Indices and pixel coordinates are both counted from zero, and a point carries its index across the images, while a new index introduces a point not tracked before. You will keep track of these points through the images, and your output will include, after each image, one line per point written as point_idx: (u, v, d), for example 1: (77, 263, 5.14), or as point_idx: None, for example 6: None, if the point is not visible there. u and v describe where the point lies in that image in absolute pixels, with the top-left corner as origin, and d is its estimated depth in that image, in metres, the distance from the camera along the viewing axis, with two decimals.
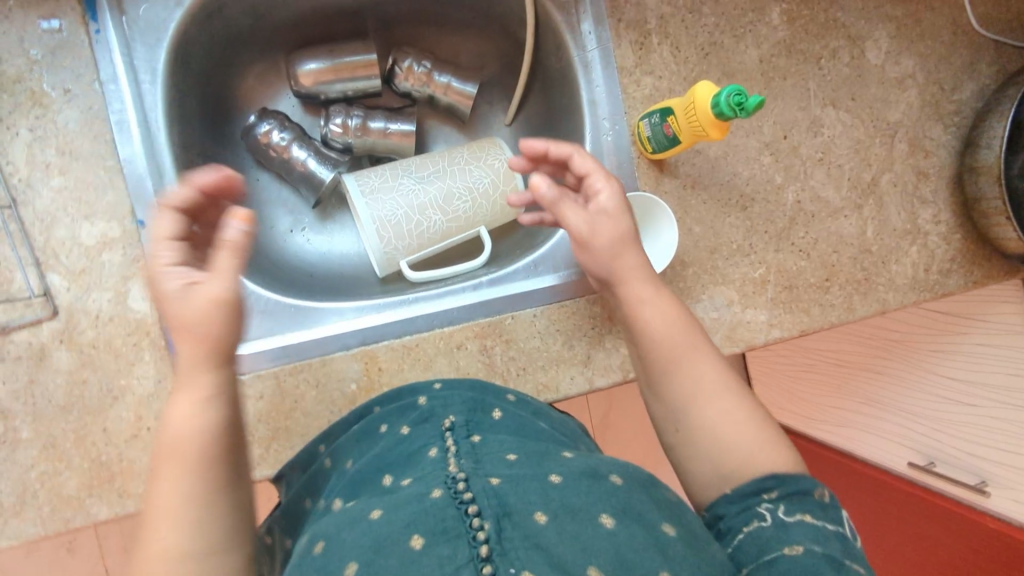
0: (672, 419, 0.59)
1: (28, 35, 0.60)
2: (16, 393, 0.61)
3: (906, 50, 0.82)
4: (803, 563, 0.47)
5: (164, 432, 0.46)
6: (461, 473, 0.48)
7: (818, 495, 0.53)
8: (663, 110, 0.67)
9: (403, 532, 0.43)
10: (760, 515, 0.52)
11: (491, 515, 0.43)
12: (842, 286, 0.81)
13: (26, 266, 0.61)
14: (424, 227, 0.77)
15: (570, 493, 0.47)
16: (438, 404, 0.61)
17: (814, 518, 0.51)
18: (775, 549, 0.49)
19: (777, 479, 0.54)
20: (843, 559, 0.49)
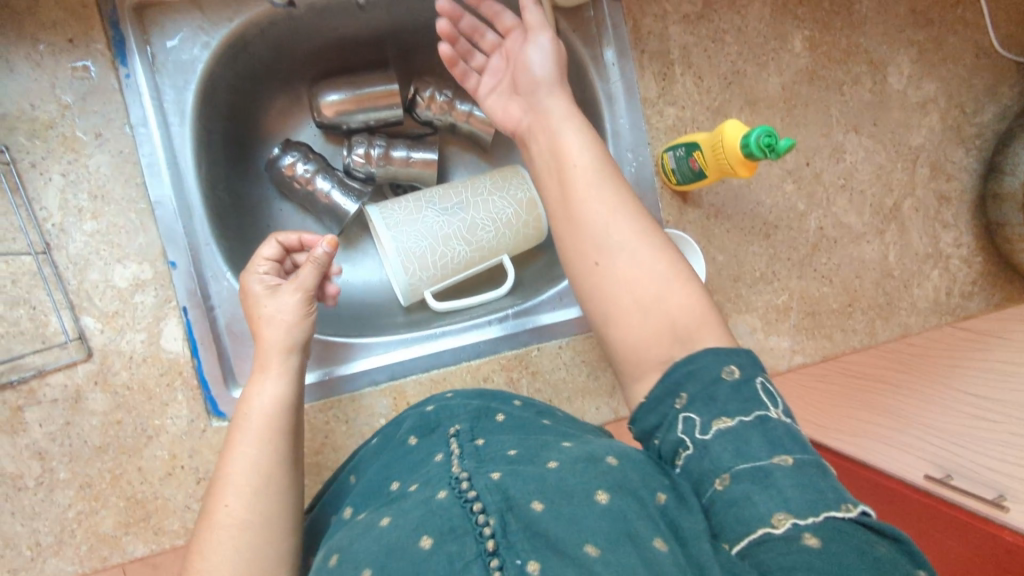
0: (591, 251, 0.57)
1: (59, 81, 0.60)
2: (53, 434, 0.62)
3: (928, 74, 0.81)
4: (733, 496, 0.45)
5: (247, 404, 0.59)
6: (463, 473, 0.48)
7: (725, 377, 0.50)
8: (688, 145, 0.67)
9: (411, 534, 0.43)
10: (682, 440, 0.49)
11: (495, 510, 0.43)
12: (864, 311, 0.82)
13: (60, 309, 0.61)
14: (448, 258, 0.77)
15: (568, 476, 0.47)
16: (444, 411, 0.61)
17: (729, 418, 0.48)
18: (709, 485, 0.47)
19: (686, 377, 0.51)
20: (769, 461, 0.46)
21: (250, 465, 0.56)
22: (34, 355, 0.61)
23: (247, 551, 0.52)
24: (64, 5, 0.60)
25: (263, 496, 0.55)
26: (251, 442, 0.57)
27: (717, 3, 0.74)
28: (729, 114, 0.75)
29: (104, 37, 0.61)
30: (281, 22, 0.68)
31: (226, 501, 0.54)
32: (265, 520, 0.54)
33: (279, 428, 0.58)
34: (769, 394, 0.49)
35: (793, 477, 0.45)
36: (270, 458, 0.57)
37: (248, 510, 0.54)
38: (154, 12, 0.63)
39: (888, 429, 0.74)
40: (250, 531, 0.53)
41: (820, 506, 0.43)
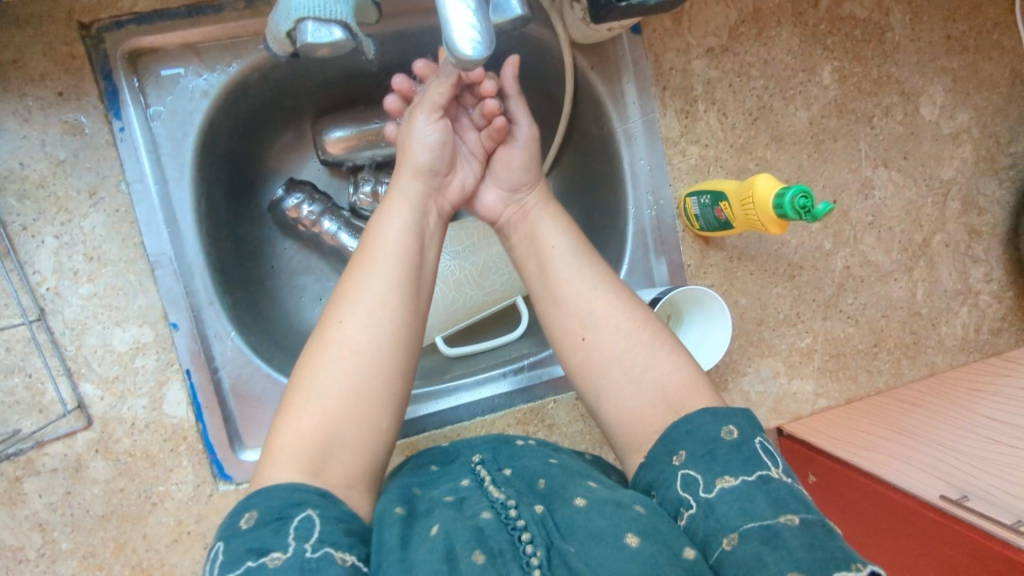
0: (575, 326, 0.56)
1: (49, 139, 0.57)
2: (53, 505, 0.59)
3: (962, 104, 0.77)
4: (743, 556, 0.42)
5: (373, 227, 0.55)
6: (508, 501, 0.49)
7: (725, 436, 0.47)
8: (715, 194, 0.64)
9: (463, 548, 0.44)
10: (685, 500, 0.46)
11: (542, 544, 0.45)
12: (891, 351, 0.79)
13: (57, 376, 0.58)
14: (460, 302, 0.75)
15: (595, 516, 0.46)
16: (463, 444, 0.61)
17: (732, 477, 0.45)
18: (716, 544, 0.44)
19: (684, 435, 0.48)
20: (776, 519, 0.43)
21: (374, 292, 0.51)
22: (31, 426, 0.58)
23: (359, 379, 0.49)
24: (52, 55, 0.57)
25: (386, 329, 0.51)
26: (377, 270, 0.52)
27: (743, 34, 0.70)
28: (754, 151, 0.72)
29: (96, 89, 0.58)
30: (283, 64, 0.64)
31: (341, 319, 0.50)
32: (381, 356, 0.50)
33: (408, 260, 0.53)
34: (769, 453, 0.47)
35: (802, 536, 0.42)
36: (396, 287, 0.52)
37: (368, 338, 0.50)
38: (149, 60, 0.59)
39: (903, 448, 0.72)
40: (366, 360, 0.49)
41: (830, 565, 0.40)
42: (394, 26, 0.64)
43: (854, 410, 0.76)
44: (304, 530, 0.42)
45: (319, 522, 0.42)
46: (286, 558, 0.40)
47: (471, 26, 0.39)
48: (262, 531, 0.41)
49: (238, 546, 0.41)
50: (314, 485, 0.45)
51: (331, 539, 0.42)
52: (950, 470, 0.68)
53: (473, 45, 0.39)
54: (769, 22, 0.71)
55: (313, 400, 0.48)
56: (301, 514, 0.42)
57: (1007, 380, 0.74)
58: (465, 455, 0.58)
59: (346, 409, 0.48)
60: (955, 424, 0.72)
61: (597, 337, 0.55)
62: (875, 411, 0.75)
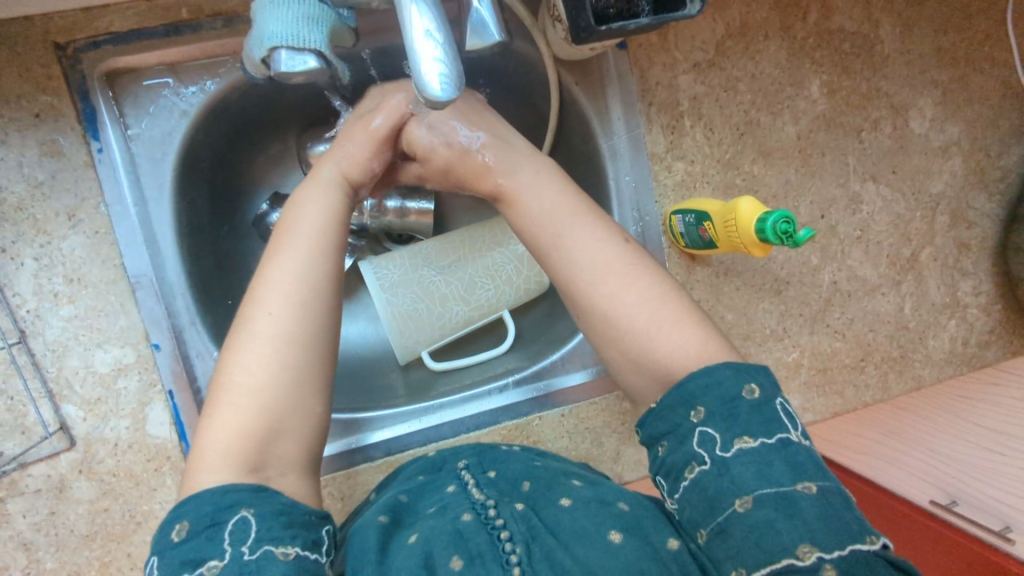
0: (571, 305, 0.54)
1: (27, 160, 0.57)
2: (38, 525, 0.59)
3: (952, 117, 0.76)
4: (754, 521, 0.43)
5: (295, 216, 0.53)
6: (489, 500, 0.51)
7: (745, 395, 0.46)
8: (698, 214, 0.64)
9: (443, 552, 0.46)
10: (698, 454, 0.46)
11: (521, 540, 0.46)
12: (877, 365, 0.78)
13: (38, 398, 0.58)
14: (445, 318, 0.75)
15: (580, 517, 0.49)
16: (449, 452, 0.61)
17: (752, 438, 0.45)
18: (726, 504, 0.44)
19: (702, 389, 0.47)
20: (793, 487, 0.43)
21: (294, 276, 0.50)
22: (14, 447, 0.58)
23: (286, 368, 0.48)
24: (28, 77, 0.56)
25: (307, 312, 0.50)
26: (296, 255, 0.51)
27: (729, 49, 0.70)
28: (741, 166, 0.71)
29: (74, 110, 0.58)
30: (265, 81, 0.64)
31: (268, 309, 0.49)
32: (305, 340, 0.49)
33: (328, 240, 0.53)
34: (789, 415, 0.47)
35: (819, 507, 0.42)
36: (317, 269, 0.51)
37: (297, 326, 0.49)
38: (128, 80, 0.59)
39: (894, 452, 0.71)
40: (289, 348, 0.49)
41: (845, 539, 0.41)
42: (378, 43, 0.63)
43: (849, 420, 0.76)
44: (240, 532, 0.43)
45: (254, 521, 0.43)
46: (224, 564, 0.41)
47: (437, 60, 0.39)
48: (196, 541, 0.42)
49: (173, 559, 0.42)
50: (249, 486, 0.45)
51: (270, 535, 0.43)
52: (943, 474, 0.68)
53: (439, 78, 0.38)
54: (756, 36, 0.70)
55: (241, 393, 0.47)
56: (235, 518, 0.43)
57: (996, 389, 0.74)
58: (451, 460, 0.59)
59: (272, 400, 0.48)
60: (947, 429, 0.72)
61: (587, 317, 0.53)
62: (871, 420, 0.75)
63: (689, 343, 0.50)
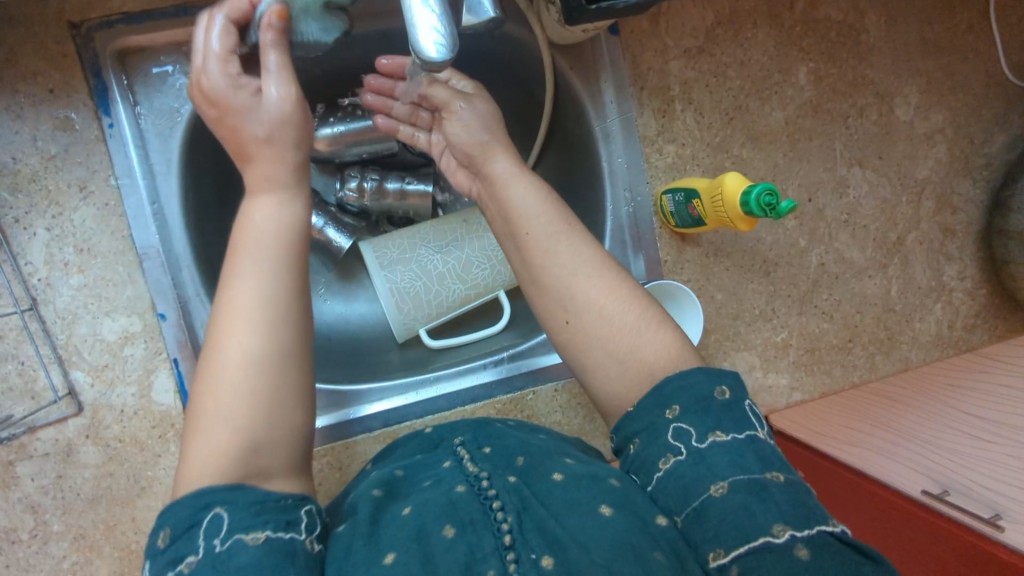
0: (557, 310, 0.53)
1: (41, 134, 0.60)
2: (45, 488, 0.61)
3: (936, 105, 0.79)
4: (729, 503, 0.44)
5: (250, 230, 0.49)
6: (483, 473, 0.51)
7: (717, 395, 0.49)
8: (688, 191, 0.67)
9: (435, 523, 0.47)
10: (674, 447, 0.47)
11: (513, 509, 0.47)
12: (865, 346, 0.80)
13: (48, 364, 0.61)
14: (442, 297, 0.77)
15: (572, 489, 0.49)
16: (445, 429, 0.62)
17: (724, 433, 0.47)
18: (702, 490, 0.45)
19: (679, 389, 0.49)
20: (762, 475, 0.45)
21: (251, 294, 0.47)
22: (23, 411, 0.60)
23: (257, 394, 0.46)
24: (43, 54, 0.59)
25: (269, 329, 0.47)
26: (253, 270, 0.48)
27: (719, 36, 0.72)
28: (730, 149, 0.74)
29: (86, 87, 0.60)
30: None
31: (239, 335, 0.46)
32: (275, 359, 0.47)
33: (289, 249, 0.49)
34: (757, 415, 0.49)
35: (787, 495, 0.44)
36: (280, 283, 0.48)
37: (269, 345, 0.47)
38: (138, 58, 0.62)
39: (886, 442, 0.73)
40: (258, 372, 0.46)
41: (812, 521, 0.43)
42: (378, 26, 0.66)
43: (832, 405, 0.77)
44: (213, 529, 0.41)
45: (228, 515, 0.41)
46: (198, 560, 0.40)
47: (435, 29, 0.41)
48: (176, 544, 0.41)
49: (159, 564, 0.41)
50: (224, 483, 0.43)
51: (243, 524, 0.41)
52: (935, 464, 0.69)
53: (437, 47, 0.41)
54: (745, 24, 0.72)
55: (222, 424, 0.45)
56: (210, 515, 0.41)
57: (989, 375, 0.76)
58: (448, 437, 0.60)
59: (244, 425, 0.45)
60: (939, 418, 0.73)
61: (582, 321, 0.53)
62: (860, 407, 0.76)
63: (670, 342, 0.52)
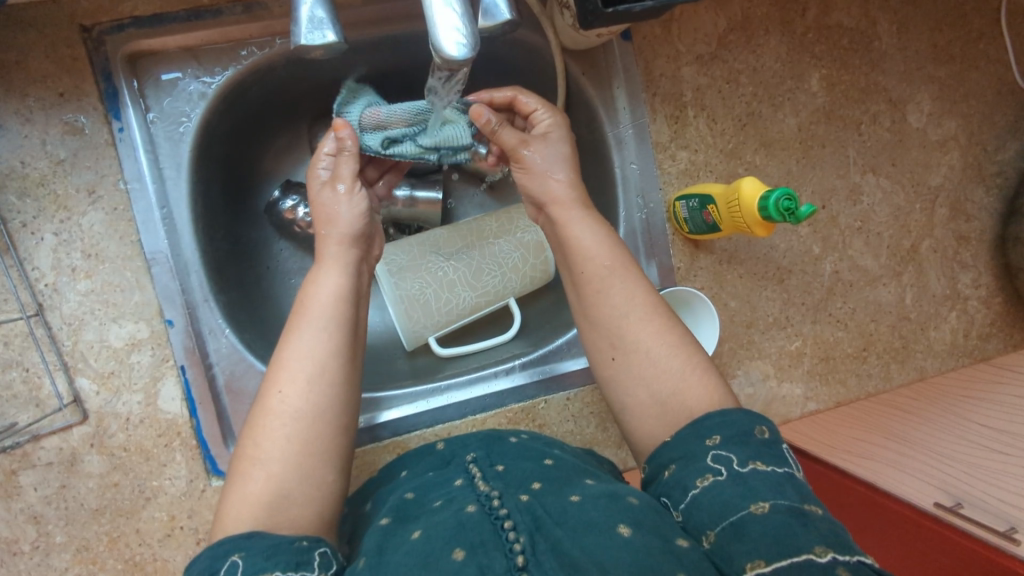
0: (606, 346, 0.56)
1: (50, 138, 0.59)
2: (48, 499, 0.59)
3: (949, 112, 0.78)
4: (771, 521, 0.44)
5: (308, 292, 0.55)
6: (494, 492, 0.49)
7: (757, 433, 0.49)
8: (702, 198, 0.67)
9: (443, 546, 0.44)
10: (714, 468, 0.47)
11: (525, 530, 0.45)
12: (879, 355, 0.79)
13: (53, 371, 0.59)
14: (452, 303, 0.76)
15: (589, 508, 0.47)
16: (456, 446, 0.60)
17: (765, 463, 0.47)
18: (741, 508, 0.45)
19: (718, 422, 0.50)
20: (803, 504, 0.45)
21: (305, 351, 0.52)
22: (28, 419, 0.59)
23: (298, 443, 0.49)
24: (53, 57, 0.59)
25: (309, 390, 0.51)
26: (313, 330, 0.52)
27: (731, 42, 0.72)
28: (743, 156, 0.73)
29: (96, 90, 0.60)
30: (280, 67, 0.66)
31: (280, 387, 0.51)
32: (317, 419, 0.50)
33: (341, 321, 0.54)
34: (794, 457, 0.49)
35: (828, 522, 0.44)
36: (330, 353, 0.52)
37: (307, 404, 0.50)
38: (149, 62, 0.61)
39: (893, 454, 0.71)
40: (301, 422, 0.50)
41: (854, 550, 0.43)
42: (391, 30, 0.65)
43: (840, 417, 0.76)
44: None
45: (243, 561, 0.43)
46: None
47: (456, 29, 0.41)
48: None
49: None
50: (241, 534, 0.45)
51: (255, 569, 0.42)
52: (941, 477, 0.67)
53: (458, 46, 0.41)
54: (757, 30, 0.72)
55: (258, 466, 0.48)
56: (226, 563, 0.43)
57: (1001, 388, 0.74)
58: (458, 456, 0.58)
59: (278, 474, 0.48)
60: (947, 429, 0.71)
61: (627, 356, 0.55)
62: (870, 421, 0.74)
63: (706, 384, 0.53)
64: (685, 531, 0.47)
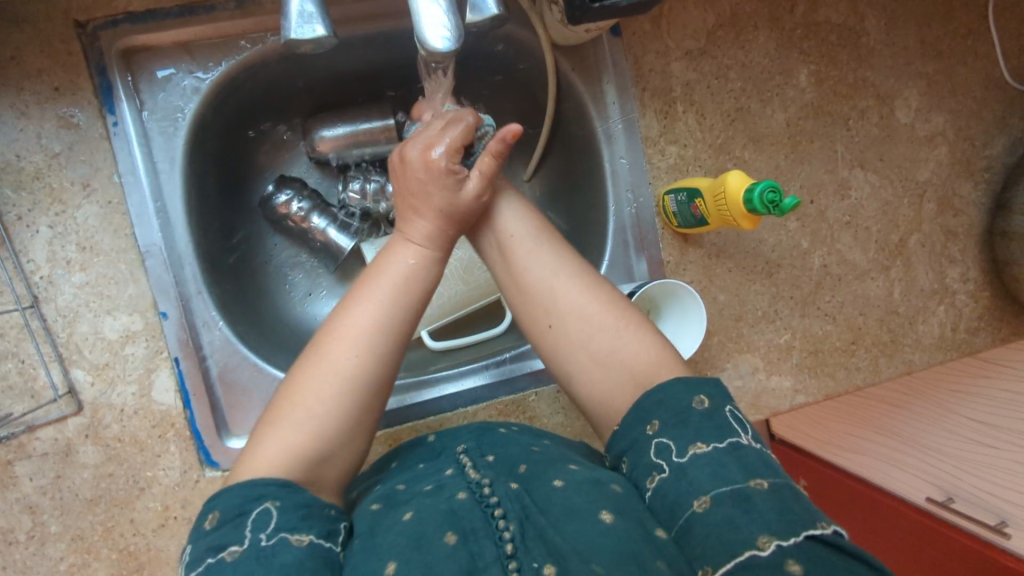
0: (541, 314, 0.56)
1: (45, 132, 0.60)
2: (43, 489, 0.60)
3: (936, 108, 0.79)
4: (714, 516, 0.44)
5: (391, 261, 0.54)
6: (484, 479, 0.50)
7: (696, 405, 0.49)
8: (690, 191, 0.68)
9: (436, 530, 0.45)
10: (658, 465, 0.48)
11: (516, 518, 0.46)
12: (868, 349, 0.80)
13: (49, 363, 0.60)
14: (446, 297, 0.77)
15: (574, 495, 0.48)
16: (448, 438, 0.61)
17: (705, 444, 0.47)
18: (687, 505, 0.45)
19: (656, 404, 0.49)
20: (746, 484, 0.44)
21: (364, 327, 0.51)
22: (23, 410, 0.60)
23: (342, 415, 0.49)
24: (49, 53, 0.59)
25: (369, 371, 0.50)
26: (378, 307, 0.52)
27: (720, 38, 0.72)
28: (731, 150, 0.74)
29: (91, 85, 0.60)
30: (274, 62, 0.67)
31: (343, 358, 0.50)
32: (363, 394, 0.50)
33: (411, 310, 0.53)
34: (740, 422, 0.49)
35: (771, 500, 0.44)
36: (389, 338, 0.52)
37: (361, 380, 0.50)
38: (142, 57, 0.62)
39: (888, 450, 0.72)
40: (352, 397, 0.50)
41: (799, 525, 0.42)
42: (382, 25, 0.66)
43: (832, 410, 0.76)
44: (261, 521, 0.43)
45: (276, 512, 0.44)
46: (243, 550, 0.42)
47: (442, 24, 0.42)
48: (224, 529, 0.43)
49: (204, 546, 0.43)
50: (280, 480, 0.46)
51: (289, 525, 0.44)
52: (937, 470, 0.68)
53: (442, 40, 0.42)
54: (745, 26, 0.73)
55: (297, 424, 0.48)
56: (259, 508, 0.44)
57: (989, 379, 0.74)
58: (450, 446, 0.59)
59: (315, 437, 0.48)
60: (939, 423, 0.72)
61: (562, 321, 0.55)
62: (862, 415, 0.75)
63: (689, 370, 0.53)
64: None
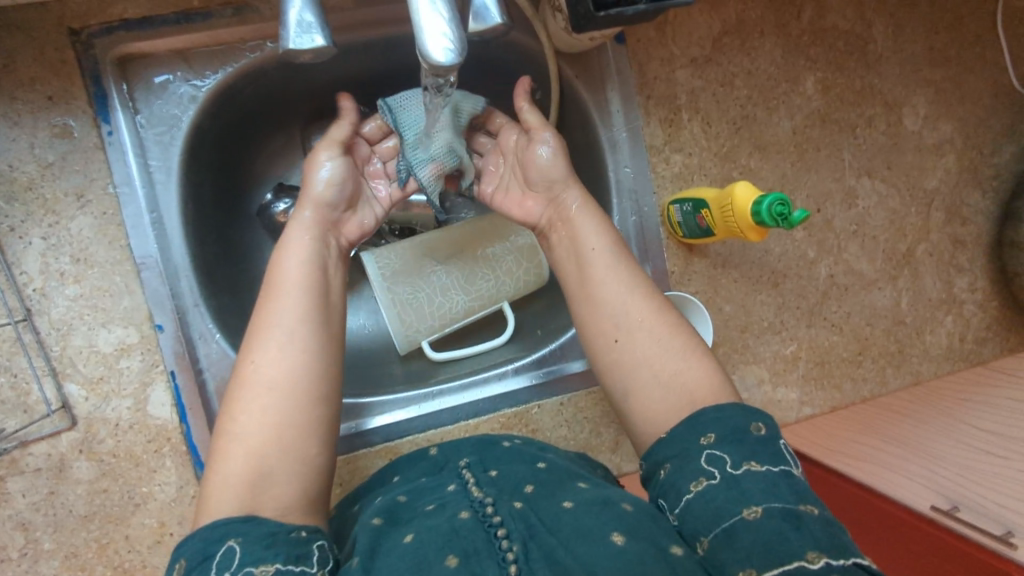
0: (609, 329, 0.57)
1: (39, 142, 0.59)
2: (36, 505, 0.59)
3: (944, 116, 0.78)
4: (763, 527, 0.43)
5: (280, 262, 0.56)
6: (489, 497, 0.49)
7: (753, 429, 0.49)
8: (696, 201, 0.67)
9: (436, 553, 0.44)
10: (708, 471, 0.47)
11: (520, 539, 0.44)
12: (875, 359, 0.79)
13: (41, 377, 0.59)
14: (447, 307, 0.75)
15: (583, 516, 0.46)
16: (450, 451, 0.60)
17: (760, 463, 0.47)
18: (734, 513, 0.45)
19: (713, 420, 0.49)
20: (799, 506, 0.44)
21: (276, 324, 0.53)
22: (16, 425, 0.58)
23: (282, 415, 0.51)
24: (42, 60, 0.58)
25: (292, 363, 0.52)
26: (285, 299, 0.54)
27: (726, 45, 0.71)
28: (737, 159, 0.73)
29: (85, 93, 0.59)
30: (272, 69, 0.66)
31: (255, 357, 0.52)
32: (293, 384, 0.52)
33: (311, 291, 0.56)
34: (792, 454, 0.49)
35: (822, 524, 0.44)
36: (300, 321, 0.54)
37: (281, 372, 0.52)
38: (138, 65, 0.61)
39: (892, 457, 0.69)
40: (274, 396, 0.51)
41: (847, 552, 0.42)
42: (383, 32, 0.65)
43: (841, 422, 0.75)
44: (225, 560, 0.42)
45: (240, 547, 0.43)
46: None
47: (444, 35, 0.41)
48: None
49: None
50: (236, 517, 0.45)
51: (253, 557, 0.42)
52: (941, 480, 0.65)
53: (445, 52, 0.41)
54: (752, 33, 0.72)
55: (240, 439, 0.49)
56: (221, 547, 0.43)
57: (997, 390, 0.73)
58: (453, 460, 0.58)
59: (267, 447, 0.49)
60: (945, 432, 0.70)
61: (630, 342, 0.56)
62: (868, 424, 0.74)
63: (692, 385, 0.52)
64: (681, 537, 0.47)
